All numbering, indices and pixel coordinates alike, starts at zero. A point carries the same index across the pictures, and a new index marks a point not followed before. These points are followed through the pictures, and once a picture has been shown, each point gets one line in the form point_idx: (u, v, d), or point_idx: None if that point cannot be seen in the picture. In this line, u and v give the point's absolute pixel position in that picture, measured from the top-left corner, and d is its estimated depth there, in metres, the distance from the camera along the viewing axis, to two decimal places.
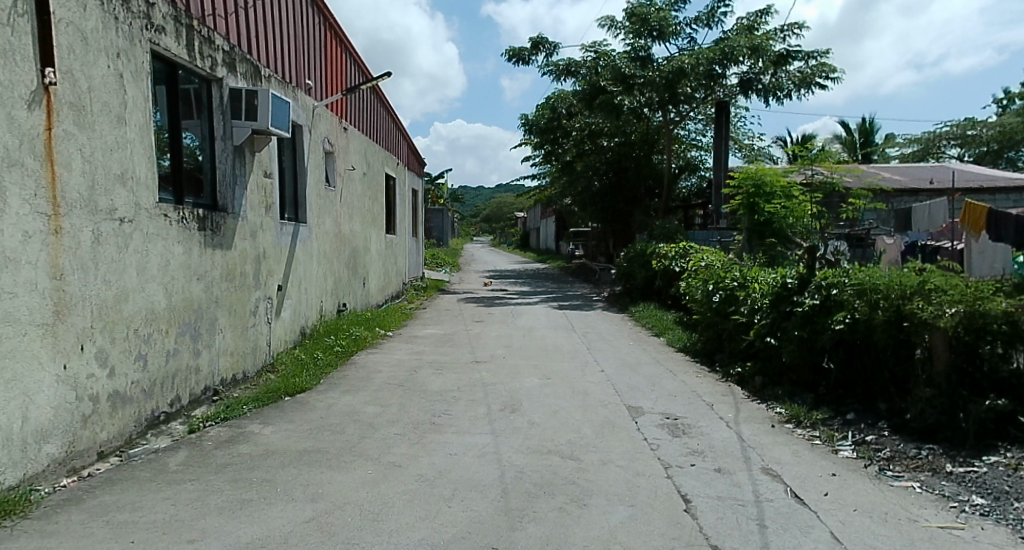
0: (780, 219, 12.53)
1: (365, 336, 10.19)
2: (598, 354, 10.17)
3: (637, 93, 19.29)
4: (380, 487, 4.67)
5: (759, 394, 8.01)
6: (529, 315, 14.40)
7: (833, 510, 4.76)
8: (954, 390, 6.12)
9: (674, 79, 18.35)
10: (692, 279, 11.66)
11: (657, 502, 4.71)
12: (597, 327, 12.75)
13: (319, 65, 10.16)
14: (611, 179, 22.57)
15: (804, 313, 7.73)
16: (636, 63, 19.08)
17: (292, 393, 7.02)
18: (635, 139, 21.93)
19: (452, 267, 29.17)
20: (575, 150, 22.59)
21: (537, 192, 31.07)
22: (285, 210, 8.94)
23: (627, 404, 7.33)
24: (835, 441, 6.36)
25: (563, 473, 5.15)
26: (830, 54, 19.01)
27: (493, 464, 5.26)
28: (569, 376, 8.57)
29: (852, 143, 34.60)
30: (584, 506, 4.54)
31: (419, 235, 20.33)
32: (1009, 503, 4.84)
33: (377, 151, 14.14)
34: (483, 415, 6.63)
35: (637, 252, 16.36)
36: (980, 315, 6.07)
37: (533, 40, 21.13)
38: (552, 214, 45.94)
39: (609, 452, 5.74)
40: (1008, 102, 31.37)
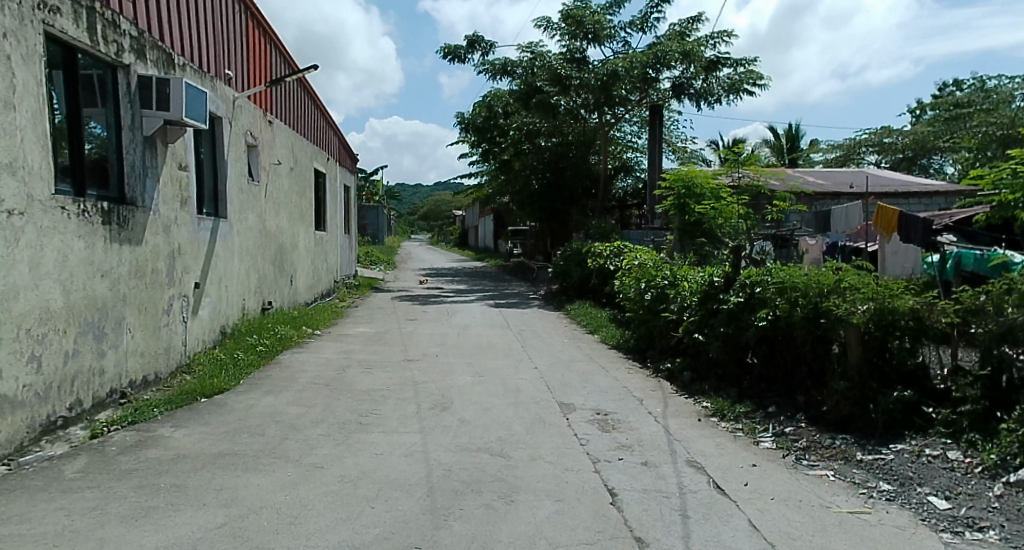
0: (710, 219, 12.73)
1: (291, 335, 10.10)
2: (533, 351, 10.32)
3: (573, 94, 19.52)
4: (300, 490, 4.67)
5: (686, 390, 8.29)
6: (464, 313, 14.48)
7: (752, 499, 4.98)
8: (865, 382, 6.45)
9: (609, 82, 18.54)
10: (625, 277, 11.94)
11: (584, 496, 4.85)
12: (531, 325, 12.93)
13: (241, 56, 10.00)
14: (549, 179, 22.56)
15: (730, 310, 8.02)
16: (572, 64, 19.34)
17: (209, 394, 6.94)
18: (572, 139, 22.15)
19: (387, 265, 28.96)
20: (513, 150, 22.76)
21: (475, 191, 31.13)
22: (205, 205, 8.78)
23: (558, 400, 7.48)
24: (757, 433, 6.64)
25: (491, 470, 5.24)
26: (757, 62, 19.63)
27: (420, 463, 5.31)
28: (501, 374, 8.67)
29: (780, 148, 35.79)
30: (511, 503, 4.65)
31: (351, 231, 20.12)
32: (911, 488, 5.14)
33: (306, 146, 13.98)
34: (413, 414, 6.66)
35: (573, 251, 16.61)
36: (890, 311, 6.38)
37: (468, 39, 21.18)
38: (490, 213, 46.11)
39: (539, 447, 5.86)
40: (920, 112, 32.90)
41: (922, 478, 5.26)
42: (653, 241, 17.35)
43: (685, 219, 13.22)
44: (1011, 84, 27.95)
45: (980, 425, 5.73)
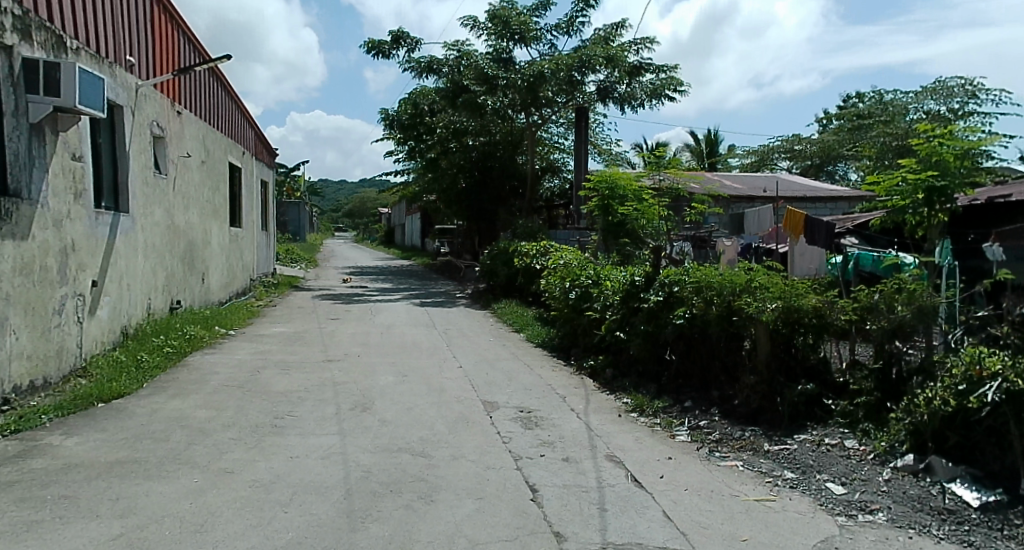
0: (633, 220, 12.99)
1: (201, 336, 9.90)
2: (457, 349, 10.41)
3: (500, 94, 19.66)
4: (205, 497, 4.62)
5: (609, 386, 8.54)
6: (387, 312, 14.45)
7: (666, 491, 5.20)
8: (773, 376, 6.83)
9: (535, 83, 18.80)
10: (551, 276, 12.11)
11: (505, 493, 4.96)
12: (457, 324, 13.02)
13: (144, 43, 9.73)
14: (478, 177, 22.64)
15: (649, 309, 8.32)
16: (499, 64, 19.50)
17: (105, 399, 6.77)
18: (499, 139, 22.03)
19: (309, 263, 28.51)
20: (440, 147, 22.63)
21: (402, 189, 30.97)
22: (103, 198, 8.51)
23: (482, 399, 7.60)
24: (674, 427, 6.92)
25: (412, 471, 5.31)
26: (678, 68, 20.21)
27: (338, 465, 5.34)
28: (424, 373, 8.73)
29: (700, 153, 36.95)
30: (431, 502, 4.71)
31: (270, 228, 19.75)
32: (812, 475, 5.42)
33: (219, 139, 13.68)
34: (332, 415, 6.68)
35: (500, 249, 16.77)
36: (796, 309, 6.71)
37: (393, 34, 21.07)
38: (416, 211, 45.86)
39: (461, 447, 5.96)
40: (826, 121, 34.48)
41: (822, 465, 5.56)
42: (577, 242, 17.66)
43: (609, 220, 13.34)
44: (908, 96, 29.64)
45: (874, 415, 6.15)
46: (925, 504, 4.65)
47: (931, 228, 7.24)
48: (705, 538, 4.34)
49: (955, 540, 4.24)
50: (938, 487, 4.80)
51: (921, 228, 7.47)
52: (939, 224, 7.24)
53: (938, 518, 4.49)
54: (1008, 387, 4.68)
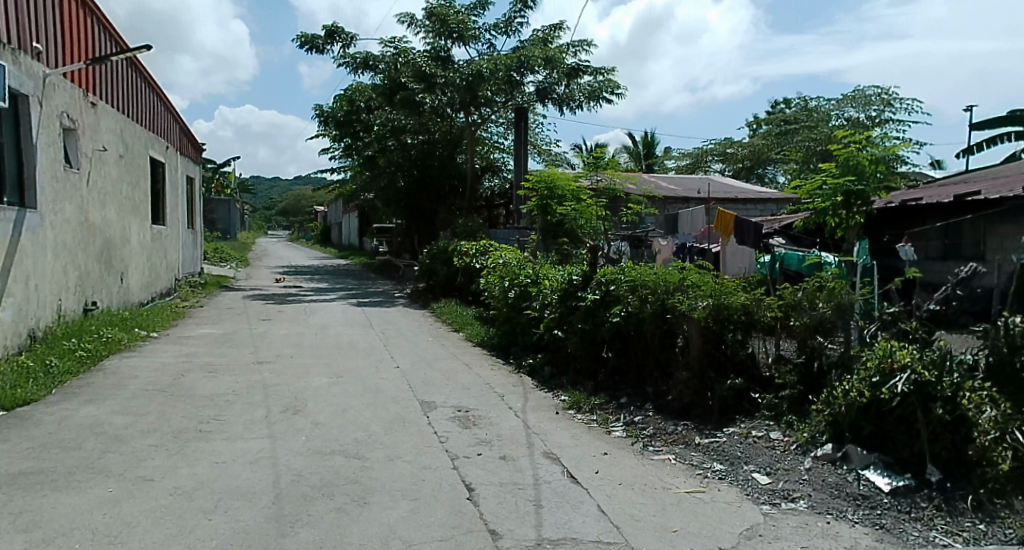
0: (571, 220, 12.97)
1: (119, 339, 9.64)
2: (395, 350, 10.40)
3: (439, 93, 19.59)
4: (121, 507, 4.52)
5: (547, 384, 8.66)
6: (322, 312, 14.31)
7: (601, 486, 5.30)
8: (704, 371, 7.05)
9: (473, 82, 18.92)
10: (490, 276, 12.17)
11: (441, 493, 4.98)
12: (395, 323, 12.96)
13: (53, 30, 9.41)
14: (416, 176, 22.45)
15: (587, 307, 8.45)
16: (437, 62, 19.48)
17: (10, 406, 6.55)
18: (438, 138, 21.85)
19: (241, 262, 27.89)
20: (378, 145, 22.20)
21: (339, 187, 30.60)
22: (7, 194, 8.20)
23: (419, 399, 7.63)
24: (609, 423, 7.07)
25: (345, 473, 5.30)
26: (615, 71, 20.54)
27: (267, 469, 5.30)
28: (359, 374, 8.70)
29: (637, 154, 37.60)
30: (365, 505, 4.70)
31: (197, 226, 19.29)
32: (739, 466, 5.63)
33: (138, 132, 13.30)
34: (261, 419, 6.62)
35: (439, 248, 16.76)
36: (725, 307, 6.94)
37: (327, 29, 20.82)
38: (353, 209, 45.29)
39: (396, 447, 5.97)
40: (756, 126, 35.49)
41: (748, 456, 5.78)
42: (517, 240, 17.76)
43: (547, 219, 13.41)
44: (834, 103, 30.75)
45: (798, 408, 6.44)
46: (842, 490, 4.90)
47: (849, 229, 7.75)
48: (637, 531, 4.44)
49: (868, 523, 4.48)
50: (854, 474, 5.06)
51: (840, 229, 7.95)
52: (856, 226, 7.77)
53: (853, 503, 4.73)
54: (916, 379, 4.98)
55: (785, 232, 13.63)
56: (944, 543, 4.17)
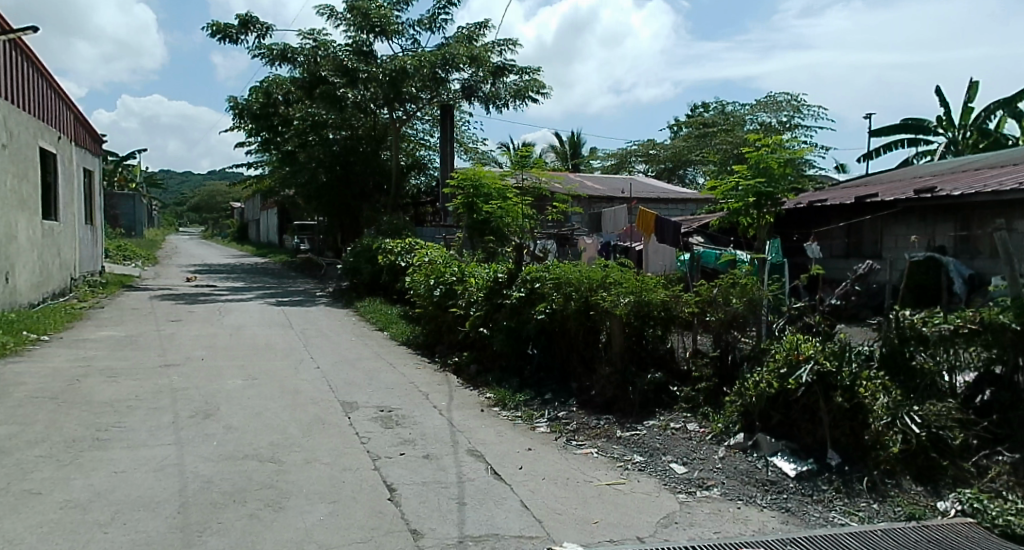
0: (496, 218, 12.89)
1: (4, 343, 9.19)
2: (315, 350, 10.23)
3: (361, 88, 19.32)
4: (6, 522, 4.26)
5: (472, 382, 8.65)
6: (236, 312, 13.95)
7: (525, 481, 5.27)
8: (626, 365, 7.24)
9: (397, 78, 18.78)
10: (415, 274, 12.10)
11: (361, 495, 4.85)
12: (315, 323, 12.76)
13: None
14: (339, 172, 22.07)
15: (512, 305, 8.53)
16: (359, 56, 19.21)
17: None
18: (361, 133, 21.85)
19: (147, 261, 26.84)
20: (298, 141, 21.96)
21: (256, 182, 29.85)
22: None
23: (341, 400, 7.54)
24: (534, 419, 7.12)
25: (258, 478, 5.12)
26: (540, 71, 20.73)
27: (172, 477, 5.10)
28: (275, 376, 8.54)
29: (564, 155, 38.04)
30: (279, 510, 4.54)
31: (96, 223, 18.53)
32: (657, 457, 5.78)
33: (26, 121, 12.68)
34: (167, 425, 6.42)
35: (363, 247, 16.66)
36: (646, 303, 7.14)
37: (240, 18, 20.31)
38: (273, 206, 44.16)
39: (315, 450, 5.83)
40: (677, 128, 36.38)
41: (666, 448, 5.95)
42: (443, 238, 17.72)
43: (474, 218, 13.32)
44: (750, 107, 31.85)
45: (713, 399, 6.72)
46: (751, 477, 5.13)
47: (760, 228, 8.20)
48: (560, 524, 4.48)
49: (776, 507, 4.72)
50: (763, 461, 5.32)
51: (752, 228, 8.39)
52: (766, 225, 8.22)
53: (762, 489, 4.96)
54: (819, 369, 5.27)
55: (704, 230, 14.12)
56: (841, 522, 4.45)
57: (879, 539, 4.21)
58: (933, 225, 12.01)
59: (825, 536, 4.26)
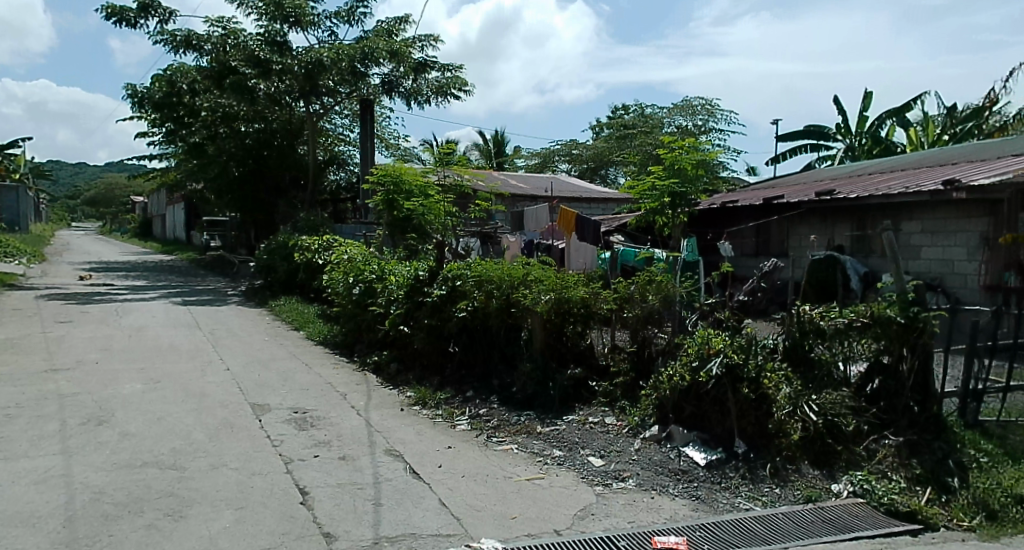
0: (419, 215, 12.80)
1: None
2: (225, 351, 9.93)
3: (275, 79, 18.91)
4: None
5: (392, 381, 8.58)
6: (138, 312, 13.40)
7: (444, 479, 5.27)
8: (547, 362, 7.34)
9: (313, 71, 18.27)
10: (334, 272, 11.92)
11: (271, 499, 4.73)
12: (225, 323, 12.38)
13: None
14: (251, 166, 21.45)
15: (433, 303, 8.49)
16: (273, 47, 18.58)
17: None
18: (275, 127, 21.12)
19: (34, 258, 25.36)
20: (205, 133, 20.94)
21: (160, 175, 28.67)
22: None
23: (252, 402, 7.34)
24: (454, 417, 7.11)
25: (158, 486, 4.92)
26: (463, 68, 20.65)
27: (62, 488, 4.85)
28: (179, 379, 8.25)
29: (488, 153, 38.09)
30: (181, 518, 4.38)
31: None
32: (576, 451, 5.85)
33: None
34: (56, 433, 6.12)
35: (278, 244, 16.30)
36: (567, 300, 7.26)
37: (139, 2, 19.49)
38: (180, 200, 42.46)
39: (222, 455, 5.65)
40: (598, 129, 36.96)
41: (585, 441, 6.04)
42: (363, 235, 17.48)
43: (395, 215, 13.26)
44: (668, 110, 32.70)
45: (629, 393, 6.87)
46: (665, 467, 5.29)
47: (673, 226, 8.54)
48: (478, 521, 4.50)
49: (687, 495, 4.88)
50: (675, 451, 5.48)
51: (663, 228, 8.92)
52: None
53: (674, 478, 5.13)
54: (727, 362, 5.49)
55: (625, 229, 14.70)
56: (747, 507, 4.66)
57: (780, 523, 4.43)
58: (832, 225, 12.60)
59: (732, 521, 4.45)
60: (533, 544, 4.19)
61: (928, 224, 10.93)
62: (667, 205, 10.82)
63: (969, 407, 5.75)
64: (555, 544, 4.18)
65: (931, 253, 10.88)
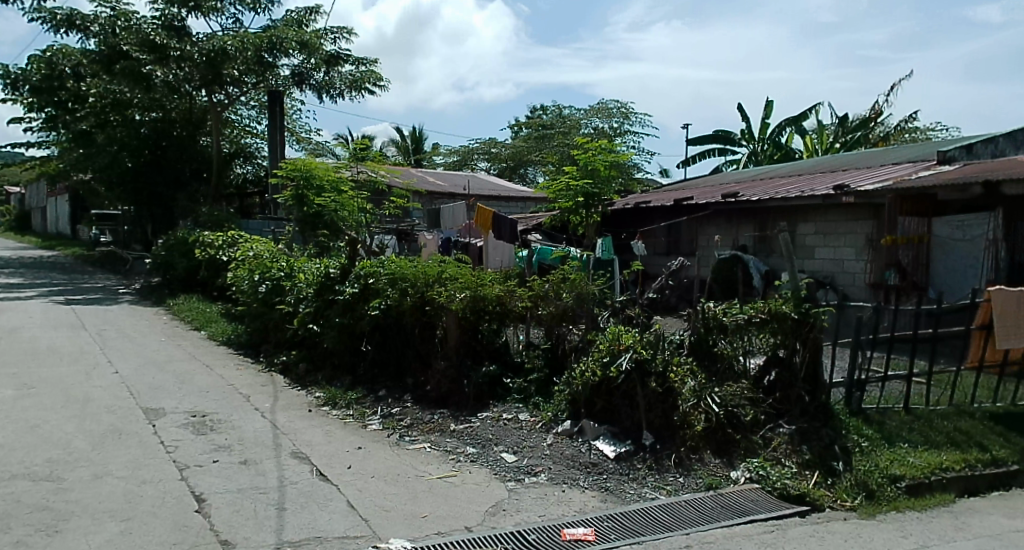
0: (331, 212, 12.55)
1: None
2: (117, 353, 9.46)
3: (173, 66, 18.11)
4: None
5: (300, 382, 8.39)
6: (19, 313, 12.59)
7: (352, 481, 5.17)
8: (461, 360, 7.32)
9: (215, 59, 17.79)
10: (239, 269, 11.53)
11: (162, 508, 4.52)
12: (117, 324, 11.78)
13: None
14: (146, 157, 20.18)
15: (345, 301, 8.32)
16: (170, 32, 17.88)
17: None
18: (175, 118, 20.13)
19: None
20: (96, 120, 19.70)
21: (43, 166, 26.90)
22: None
23: (145, 407, 7.00)
24: (366, 417, 6.98)
25: (34, 499, 4.62)
26: (378, 62, 20.41)
27: None
28: (61, 384, 7.78)
29: (405, 149, 37.66)
30: (58, 532, 4.12)
31: None
32: (489, 448, 5.83)
33: None
34: None
35: (177, 241, 15.68)
36: (482, 298, 7.21)
37: None
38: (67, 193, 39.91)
39: (107, 463, 5.36)
40: (517, 128, 37.08)
41: (498, 438, 6.03)
42: (271, 232, 16.95)
43: (304, 211, 12.73)
44: (585, 112, 33.17)
45: (544, 389, 6.97)
46: (576, 460, 5.35)
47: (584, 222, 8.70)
48: (388, 522, 4.44)
49: (596, 487, 4.95)
50: (586, 445, 5.56)
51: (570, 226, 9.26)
52: None
53: (584, 471, 5.20)
54: (636, 357, 5.63)
55: (541, 227, 14.96)
56: (653, 496, 4.77)
57: (683, 510, 4.55)
58: (737, 226, 13.07)
59: (639, 510, 4.54)
60: (444, 542, 4.15)
61: (822, 226, 11.47)
62: (581, 205, 11.05)
63: (854, 396, 6.02)
64: (466, 541, 4.16)
65: (824, 253, 11.42)
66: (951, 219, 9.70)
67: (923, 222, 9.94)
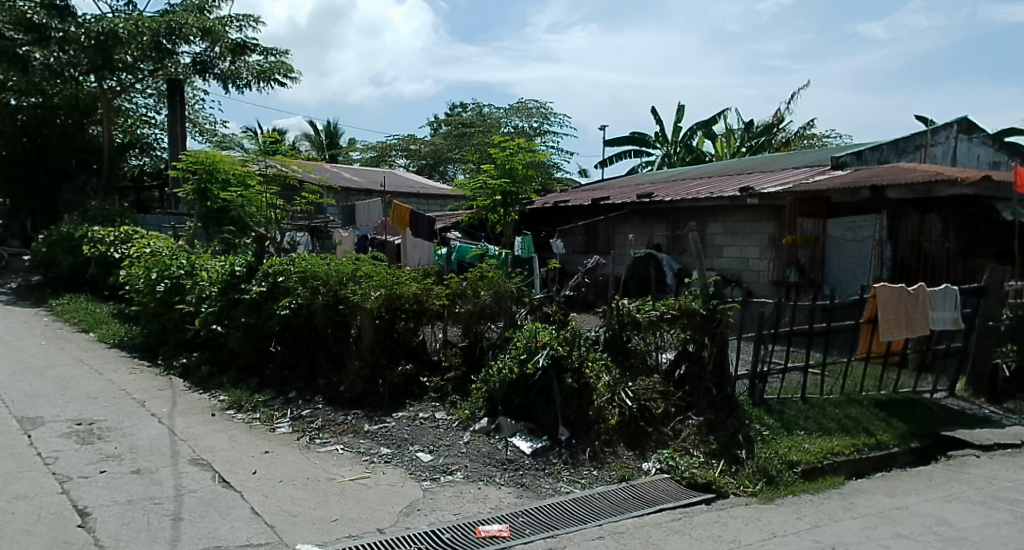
0: (237, 206, 12.11)
1: None
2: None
3: (54, 49, 16.79)
4: None
5: (202, 384, 8.04)
6: None
7: (257, 487, 4.97)
8: (376, 359, 7.12)
9: (106, 42, 16.74)
10: (134, 267, 10.95)
11: (40, 525, 4.22)
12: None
13: None
14: (24, 146, 19.06)
15: (252, 299, 7.98)
16: (52, 13, 16.67)
17: None
18: (58, 105, 18.77)
19: None
20: None
21: None
22: None
23: (22, 416, 6.54)
24: (274, 420, 6.72)
25: None
26: (288, 53, 19.82)
27: None
28: None
29: (320, 144, 36.83)
30: None
31: None
32: (404, 448, 5.71)
33: None
34: None
35: (60, 236, 14.69)
36: (397, 296, 7.08)
37: None
38: None
39: None
40: (436, 126, 36.85)
41: (413, 438, 5.91)
42: (172, 227, 16.31)
43: (207, 205, 12.41)
44: (505, 111, 33.24)
45: (460, 387, 6.89)
46: (492, 457, 5.30)
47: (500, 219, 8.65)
48: (294, 528, 4.27)
49: (512, 483, 4.92)
50: (503, 442, 5.51)
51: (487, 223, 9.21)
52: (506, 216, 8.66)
53: (500, 468, 5.15)
54: (552, 354, 5.64)
55: (459, 225, 14.94)
56: (567, 491, 4.77)
57: (597, 503, 4.57)
58: (650, 225, 13.34)
59: (552, 505, 4.53)
60: (354, 545, 4.04)
61: (729, 226, 11.82)
62: (498, 203, 11.06)
63: (756, 387, 6.16)
64: (377, 543, 4.05)
65: (731, 251, 11.78)
66: (844, 220, 10.15)
67: (819, 223, 10.34)
